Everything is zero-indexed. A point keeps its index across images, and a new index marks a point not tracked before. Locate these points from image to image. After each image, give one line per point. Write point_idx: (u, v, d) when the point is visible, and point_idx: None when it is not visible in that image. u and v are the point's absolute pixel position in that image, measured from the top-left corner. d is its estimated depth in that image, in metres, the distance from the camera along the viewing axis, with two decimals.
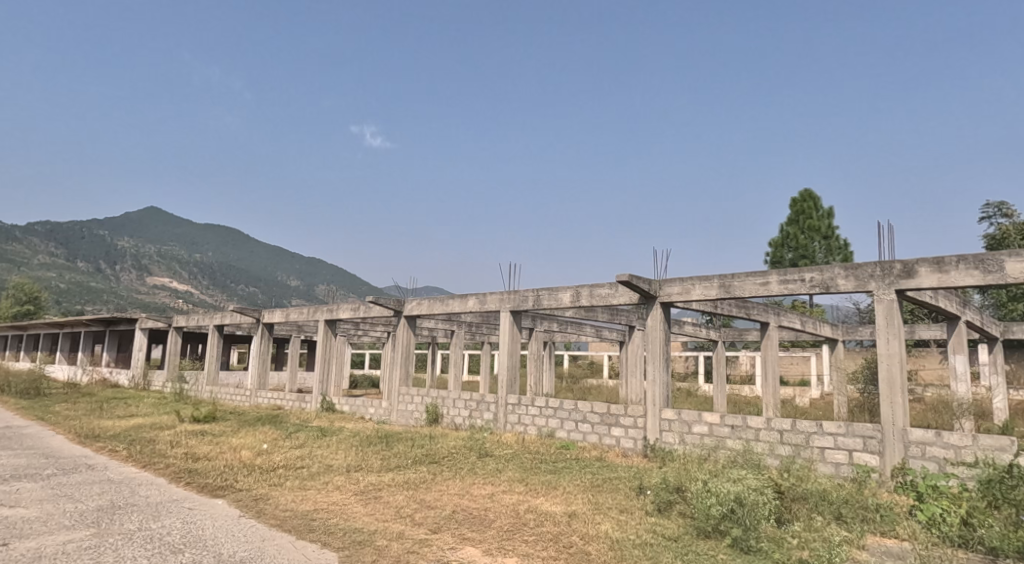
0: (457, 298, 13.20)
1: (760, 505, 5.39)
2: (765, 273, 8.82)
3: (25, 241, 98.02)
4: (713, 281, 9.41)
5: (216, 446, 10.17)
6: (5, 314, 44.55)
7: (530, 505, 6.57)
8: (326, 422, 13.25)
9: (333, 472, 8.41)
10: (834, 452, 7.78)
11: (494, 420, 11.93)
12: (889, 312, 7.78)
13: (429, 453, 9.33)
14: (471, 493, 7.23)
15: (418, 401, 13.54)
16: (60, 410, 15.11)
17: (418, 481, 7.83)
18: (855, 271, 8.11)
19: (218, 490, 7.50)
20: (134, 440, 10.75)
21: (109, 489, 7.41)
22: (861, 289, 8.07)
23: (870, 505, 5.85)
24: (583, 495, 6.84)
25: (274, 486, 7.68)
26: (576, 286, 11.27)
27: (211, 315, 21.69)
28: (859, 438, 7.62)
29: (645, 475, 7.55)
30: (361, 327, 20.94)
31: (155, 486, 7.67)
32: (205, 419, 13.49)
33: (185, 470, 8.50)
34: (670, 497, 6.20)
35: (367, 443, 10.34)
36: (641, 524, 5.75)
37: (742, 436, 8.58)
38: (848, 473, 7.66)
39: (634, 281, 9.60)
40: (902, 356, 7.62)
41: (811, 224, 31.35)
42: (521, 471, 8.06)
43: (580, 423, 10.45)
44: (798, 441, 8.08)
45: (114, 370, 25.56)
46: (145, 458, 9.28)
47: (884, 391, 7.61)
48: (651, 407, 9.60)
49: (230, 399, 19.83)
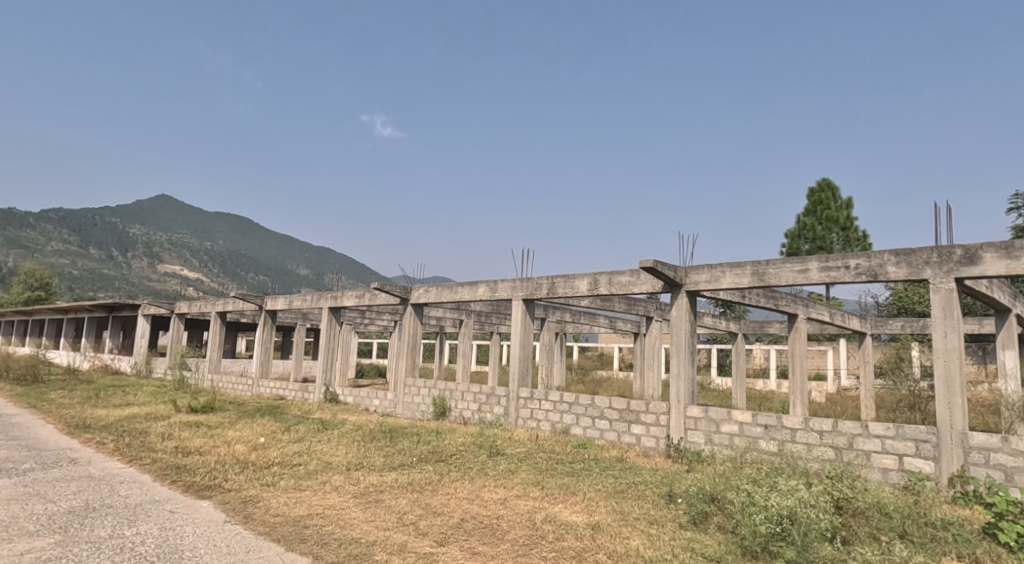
0: (466, 285, 12.52)
1: (817, 521, 4.68)
2: (805, 260, 8.07)
3: (38, 228, 98.48)
4: (746, 268, 8.64)
5: (209, 440, 9.56)
6: (17, 300, 44.31)
7: (547, 514, 5.88)
8: (328, 414, 12.62)
9: (332, 471, 7.79)
10: (881, 457, 7.06)
11: (505, 415, 11.27)
12: (947, 302, 6.98)
13: (435, 450, 8.68)
14: (481, 497, 6.56)
15: (424, 394, 12.90)
16: (54, 398, 14.60)
17: (424, 483, 7.16)
18: (907, 257, 7.34)
19: (204, 490, 6.85)
20: (124, 432, 10.18)
21: (86, 487, 6.78)
22: (915, 278, 7.30)
23: (936, 522, 5.16)
24: (606, 502, 6.15)
25: (266, 487, 7.04)
26: (594, 273, 10.52)
27: (213, 302, 21.16)
28: (911, 442, 6.89)
29: (675, 480, 6.83)
30: (368, 315, 20.37)
31: (138, 484, 7.03)
32: (203, 409, 12.92)
33: (172, 466, 7.88)
34: (706, 508, 5.51)
35: (370, 438, 9.69)
36: (675, 540, 5.06)
37: (776, 437, 7.87)
38: (898, 480, 6.95)
39: (659, 267, 8.86)
40: (961, 351, 6.81)
41: (829, 215, 30.37)
42: (535, 473, 7.37)
43: (598, 419, 9.74)
44: (840, 444, 7.36)
45: (116, 356, 25.15)
46: (132, 453, 8.67)
47: (939, 389, 6.85)
48: (676, 404, 8.86)
49: (231, 388, 19.34)
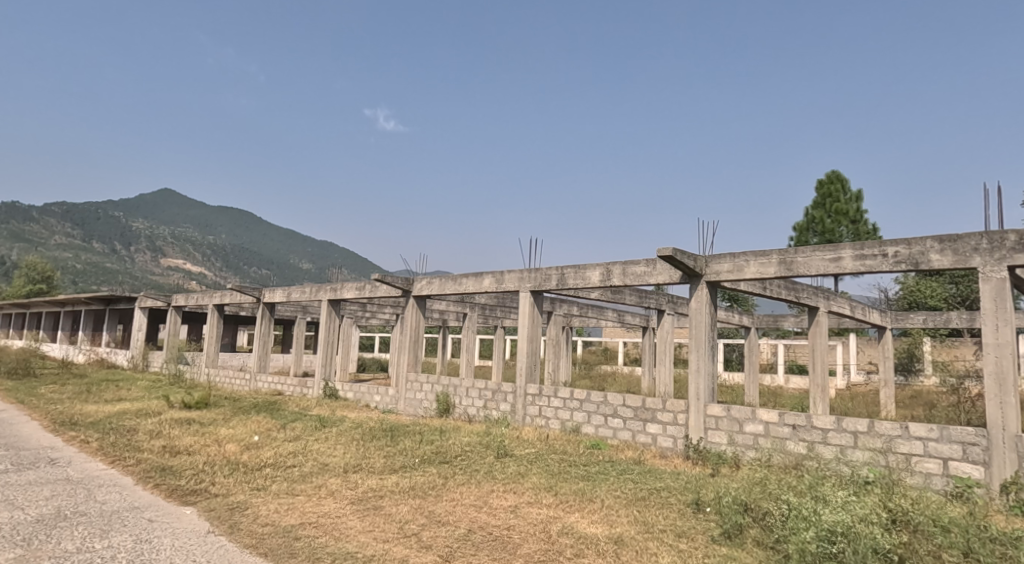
0: (471, 277, 11.95)
1: (875, 537, 4.12)
2: (837, 248, 7.54)
3: (41, 221, 98.18)
4: (771, 257, 8.05)
5: (200, 439, 9.03)
6: (18, 293, 43.96)
7: (563, 525, 5.34)
8: (326, 411, 12.10)
9: (328, 473, 7.25)
10: (923, 461, 6.51)
11: (512, 412, 10.73)
12: (999, 293, 6.40)
13: (439, 451, 8.14)
14: (490, 504, 6.01)
15: (427, 390, 12.35)
16: (44, 393, 14.08)
17: (427, 487, 6.62)
18: (953, 244, 6.77)
19: (188, 495, 6.30)
20: (112, 430, 9.66)
21: (60, 492, 6.24)
22: (961, 266, 6.72)
23: (1001, 537, 4.57)
24: (627, 511, 5.60)
25: (256, 491, 6.49)
26: (606, 264, 9.93)
27: (211, 294, 20.62)
28: (957, 445, 6.33)
29: (700, 486, 6.25)
30: (369, 309, 19.75)
31: (118, 488, 6.49)
32: (197, 405, 12.42)
33: (157, 468, 7.33)
34: (741, 521, 4.93)
35: (369, 437, 9.15)
36: (709, 558, 4.50)
37: (805, 438, 7.31)
38: (943, 487, 6.39)
39: (678, 256, 8.27)
40: (1016, 346, 6.23)
41: (838, 208, 29.69)
42: (548, 477, 6.81)
43: (611, 418, 9.19)
44: (877, 446, 6.80)
45: (112, 350, 24.65)
46: (116, 452, 8.15)
47: (990, 387, 6.28)
48: (695, 402, 8.30)
49: (229, 383, 18.81)
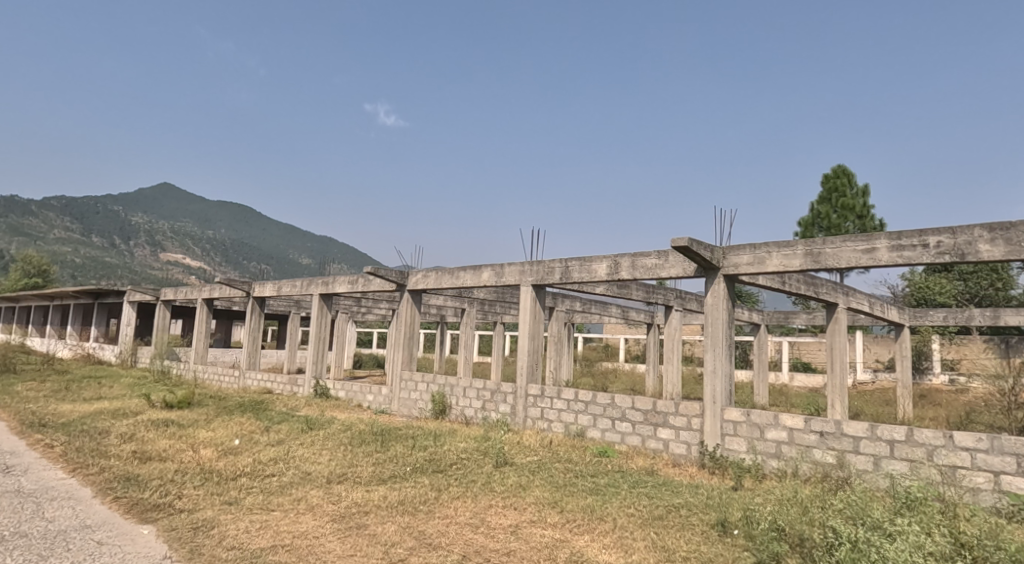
0: (469, 270, 11.25)
1: None
2: (871, 238, 6.87)
3: (40, 214, 97.41)
4: (797, 248, 7.32)
5: (174, 443, 8.36)
6: (16, 286, 43.55)
7: (571, 551, 4.65)
8: (315, 411, 11.43)
9: (310, 484, 6.57)
10: (971, 475, 5.85)
11: (511, 413, 10.06)
12: None
13: (433, 458, 7.48)
14: (487, 523, 5.33)
15: (422, 390, 11.69)
16: (19, 390, 13.38)
17: (418, 501, 5.94)
18: (1006, 233, 6.07)
19: (149, 512, 5.61)
20: (82, 432, 9.00)
21: (7, 507, 5.56)
22: (1013, 258, 6.04)
23: None
24: (644, 533, 4.93)
25: (226, 506, 5.80)
26: (614, 256, 9.24)
27: (200, 288, 19.88)
28: (1011, 457, 5.67)
29: (724, 502, 5.56)
30: (364, 304, 19.09)
31: (72, 502, 5.80)
32: (179, 405, 11.75)
33: (121, 477, 6.65)
34: (778, 549, 4.24)
35: (358, 441, 8.49)
36: None
37: (834, 447, 6.64)
38: (993, 504, 5.72)
39: (693, 247, 7.57)
40: None
41: (845, 202, 28.97)
42: (552, 490, 6.14)
43: (618, 421, 8.52)
44: (918, 457, 6.13)
45: (101, 344, 23.94)
46: (80, 459, 7.45)
47: None
48: (711, 406, 7.62)
49: (217, 380, 18.13)
